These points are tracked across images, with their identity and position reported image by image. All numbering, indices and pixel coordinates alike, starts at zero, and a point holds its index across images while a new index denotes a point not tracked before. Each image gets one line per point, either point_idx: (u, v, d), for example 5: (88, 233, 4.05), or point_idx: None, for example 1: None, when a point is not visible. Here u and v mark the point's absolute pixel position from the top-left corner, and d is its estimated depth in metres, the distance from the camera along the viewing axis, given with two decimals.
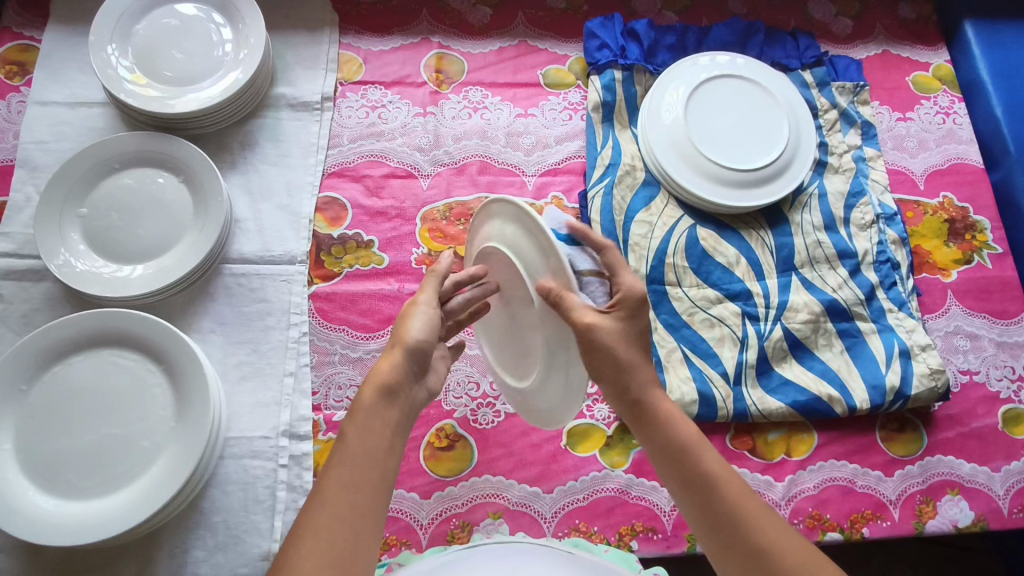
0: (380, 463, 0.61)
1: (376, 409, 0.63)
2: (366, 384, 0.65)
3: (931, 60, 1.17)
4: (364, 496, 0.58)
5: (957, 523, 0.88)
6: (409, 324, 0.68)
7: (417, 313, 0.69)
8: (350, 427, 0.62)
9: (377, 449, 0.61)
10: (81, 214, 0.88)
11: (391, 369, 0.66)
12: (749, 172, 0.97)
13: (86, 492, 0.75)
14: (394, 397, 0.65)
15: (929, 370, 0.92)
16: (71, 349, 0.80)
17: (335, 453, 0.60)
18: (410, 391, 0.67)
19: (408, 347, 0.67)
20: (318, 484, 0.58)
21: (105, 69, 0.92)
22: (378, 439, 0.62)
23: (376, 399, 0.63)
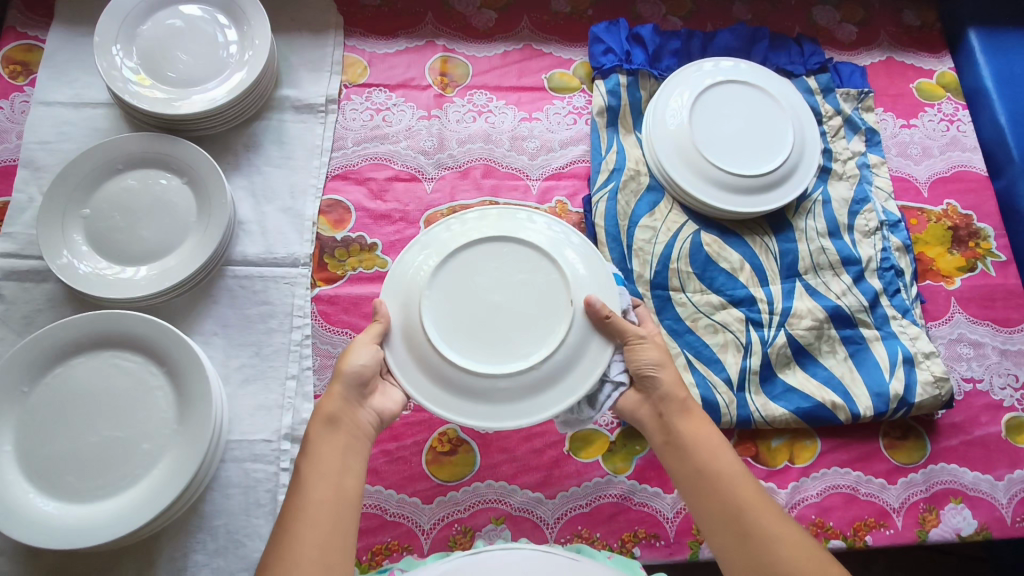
0: (336, 483, 0.65)
1: (324, 439, 0.68)
2: (312, 419, 0.70)
3: (935, 67, 1.17)
4: (326, 515, 0.62)
5: (960, 532, 0.87)
6: (349, 357, 0.73)
7: (359, 349, 0.73)
8: (304, 459, 0.67)
9: (331, 472, 0.66)
10: (84, 215, 0.88)
11: (333, 400, 0.70)
12: (754, 178, 0.96)
13: (87, 495, 0.75)
14: (339, 424, 0.69)
15: (933, 378, 0.92)
16: (72, 351, 0.80)
17: (293, 484, 0.65)
18: (357, 415, 0.71)
19: (341, 379, 0.71)
20: (285, 512, 0.63)
21: (110, 69, 0.92)
22: (330, 462, 0.66)
23: (321, 429, 0.69)
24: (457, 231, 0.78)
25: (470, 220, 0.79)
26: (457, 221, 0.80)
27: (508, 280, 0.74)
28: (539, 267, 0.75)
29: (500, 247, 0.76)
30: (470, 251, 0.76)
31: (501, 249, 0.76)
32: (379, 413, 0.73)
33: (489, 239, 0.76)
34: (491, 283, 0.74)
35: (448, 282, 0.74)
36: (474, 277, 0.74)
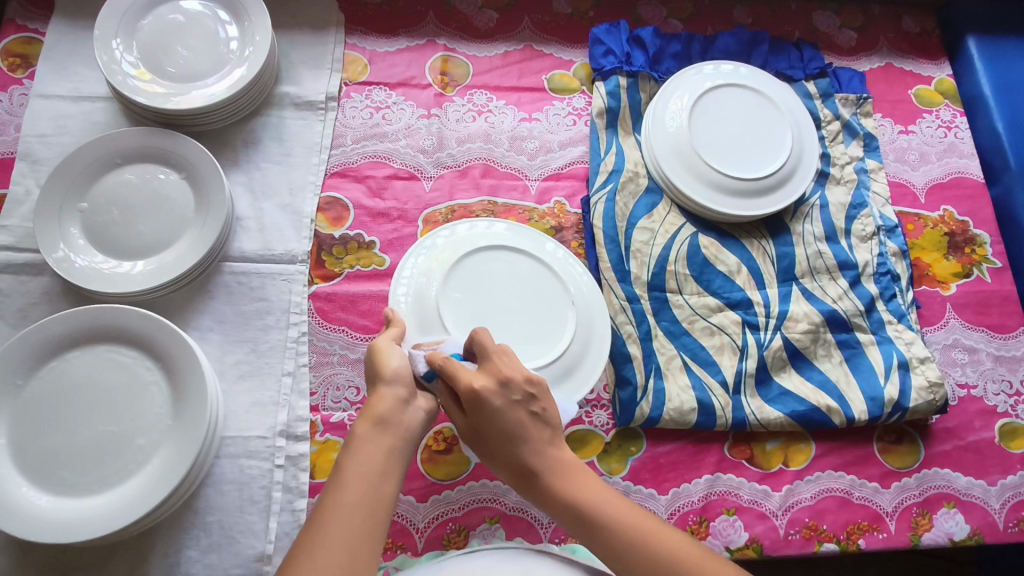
0: (374, 488, 0.60)
1: (369, 437, 0.63)
2: (361, 416, 0.65)
3: (933, 74, 1.18)
4: (358, 519, 0.58)
5: (952, 536, 0.88)
6: (384, 357, 0.68)
7: (388, 350, 0.69)
8: (345, 456, 0.62)
9: (371, 474, 0.61)
10: (81, 209, 0.88)
11: (382, 399, 0.65)
12: (751, 182, 0.97)
13: (81, 489, 0.74)
14: (388, 425, 0.64)
15: (928, 383, 0.92)
16: (68, 345, 0.80)
17: (333, 482, 0.60)
18: (406, 416, 0.66)
19: (388, 379, 0.67)
20: (318, 507, 0.59)
21: (109, 63, 0.92)
22: (373, 464, 0.61)
23: (368, 427, 0.63)
24: (447, 248, 0.87)
25: (458, 236, 0.88)
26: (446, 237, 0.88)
27: (510, 286, 0.86)
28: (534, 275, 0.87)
29: (495, 261, 0.86)
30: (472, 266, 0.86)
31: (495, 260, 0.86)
32: (427, 407, 0.68)
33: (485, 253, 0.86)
34: (497, 291, 0.85)
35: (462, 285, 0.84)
36: (484, 283, 0.85)
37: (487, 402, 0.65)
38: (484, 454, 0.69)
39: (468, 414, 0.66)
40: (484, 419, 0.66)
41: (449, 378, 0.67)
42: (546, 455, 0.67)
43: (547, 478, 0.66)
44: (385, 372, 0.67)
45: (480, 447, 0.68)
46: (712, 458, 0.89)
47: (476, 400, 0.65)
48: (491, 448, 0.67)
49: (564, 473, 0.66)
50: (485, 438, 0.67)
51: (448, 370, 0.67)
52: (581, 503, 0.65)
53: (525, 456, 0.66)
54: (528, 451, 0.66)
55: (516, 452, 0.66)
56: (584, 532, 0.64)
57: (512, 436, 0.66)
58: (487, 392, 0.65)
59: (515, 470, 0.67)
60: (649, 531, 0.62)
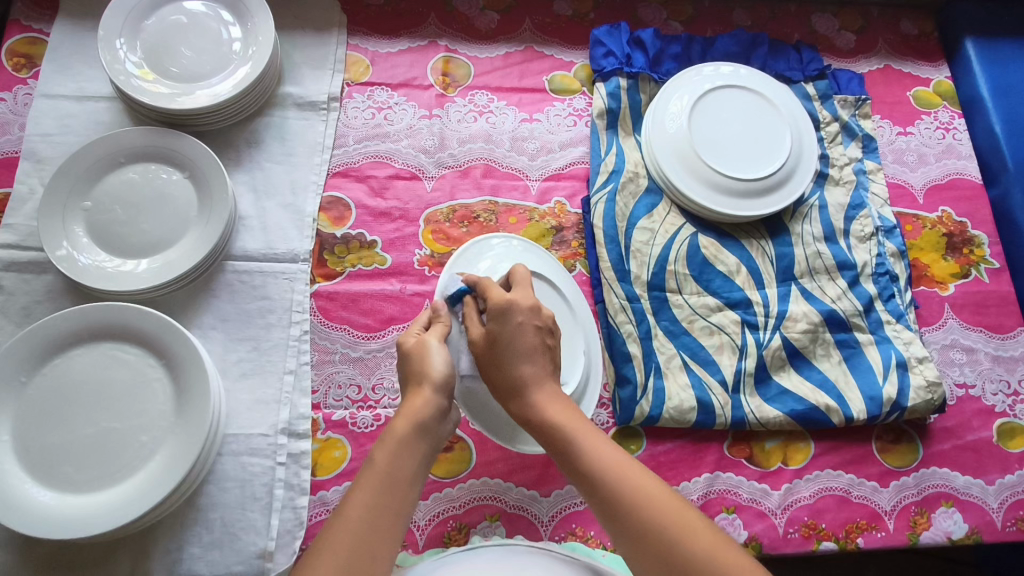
0: (403, 493, 0.63)
1: (409, 442, 0.65)
2: (398, 416, 0.67)
3: (932, 76, 1.19)
4: (386, 522, 0.60)
5: (951, 535, 0.88)
6: (433, 361, 0.69)
7: (434, 349, 0.70)
8: (380, 454, 0.64)
9: (404, 479, 0.63)
10: (85, 207, 0.88)
11: (425, 405, 0.67)
12: (751, 182, 0.98)
13: (84, 486, 0.75)
14: (425, 432, 0.66)
15: (926, 383, 0.93)
16: (71, 342, 0.80)
17: (364, 477, 0.62)
18: (441, 427, 0.69)
19: (436, 383, 0.68)
20: (347, 501, 0.61)
21: (113, 63, 0.93)
22: (406, 470, 0.64)
23: (409, 431, 0.65)
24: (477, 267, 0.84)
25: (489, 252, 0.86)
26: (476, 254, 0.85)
27: None
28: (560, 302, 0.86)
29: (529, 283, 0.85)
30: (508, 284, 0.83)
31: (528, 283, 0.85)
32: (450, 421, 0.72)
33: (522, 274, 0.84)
34: None
35: None
36: None
37: (512, 311, 0.70)
38: (484, 365, 0.72)
39: (490, 320, 0.70)
40: (504, 329, 0.70)
41: (482, 292, 0.73)
42: (540, 379, 0.71)
43: (534, 397, 0.70)
44: (433, 378, 0.68)
45: (485, 356, 0.71)
46: (712, 456, 0.90)
47: (503, 307, 0.70)
48: (494, 356, 0.70)
49: (545, 396, 0.70)
50: (494, 347, 0.70)
51: (484, 286, 0.74)
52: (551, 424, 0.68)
53: (521, 371, 0.70)
54: (526, 371, 0.70)
55: (515, 365, 0.70)
56: (556, 453, 0.68)
57: (519, 347, 0.70)
58: (518, 306, 0.71)
59: (506, 382, 0.70)
60: (616, 466, 0.64)
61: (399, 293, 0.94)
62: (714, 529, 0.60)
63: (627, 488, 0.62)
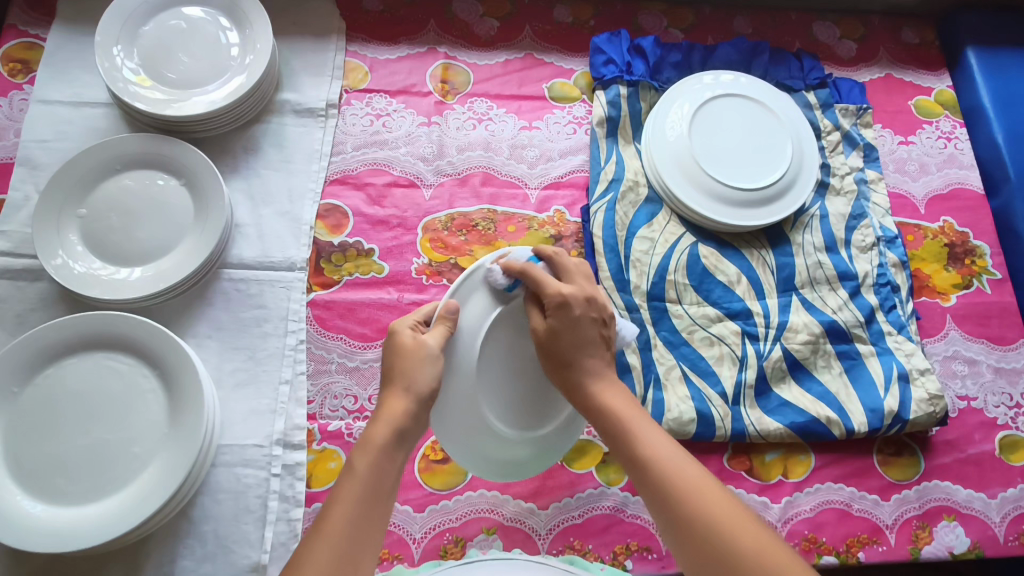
0: (380, 502, 0.61)
1: (389, 451, 0.63)
2: (374, 421, 0.65)
3: (933, 85, 1.18)
4: (365, 534, 0.59)
5: (953, 550, 0.87)
6: (419, 372, 0.66)
7: (429, 359, 0.67)
8: (360, 461, 0.62)
9: (382, 489, 0.62)
10: (80, 214, 0.87)
11: (406, 414, 0.65)
12: (751, 191, 0.97)
13: (75, 498, 0.74)
14: (403, 440, 0.65)
15: (928, 395, 0.92)
16: (64, 351, 0.79)
17: (343, 487, 0.61)
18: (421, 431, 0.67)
19: (421, 395, 0.66)
20: (327, 511, 0.59)
21: (111, 69, 0.92)
22: (385, 479, 0.63)
23: (388, 437, 0.63)
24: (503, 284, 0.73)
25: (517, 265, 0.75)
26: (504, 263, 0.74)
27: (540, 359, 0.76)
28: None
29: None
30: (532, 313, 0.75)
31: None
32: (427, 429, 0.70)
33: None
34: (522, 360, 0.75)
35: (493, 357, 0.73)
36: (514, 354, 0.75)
37: (569, 306, 0.69)
38: (545, 359, 0.72)
39: (551, 317, 0.69)
40: (563, 324, 0.69)
41: (535, 284, 0.70)
42: (600, 371, 0.71)
43: (591, 384, 0.70)
44: (417, 389, 0.66)
45: (548, 351, 0.70)
46: (711, 469, 0.89)
47: (562, 303, 0.69)
48: (555, 349, 0.70)
49: (606, 384, 0.71)
50: (556, 341, 0.69)
51: (533, 275, 0.70)
52: (608, 408, 0.69)
53: (585, 363, 0.70)
54: (589, 360, 0.71)
55: (578, 358, 0.70)
56: (610, 437, 0.68)
57: (577, 343, 0.70)
58: (574, 299, 0.70)
59: (563, 377, 0.71)
60: (668, 453, 0.64)
61: (396, 302, 0.93)
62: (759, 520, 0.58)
63: (676, 474, 0.62)
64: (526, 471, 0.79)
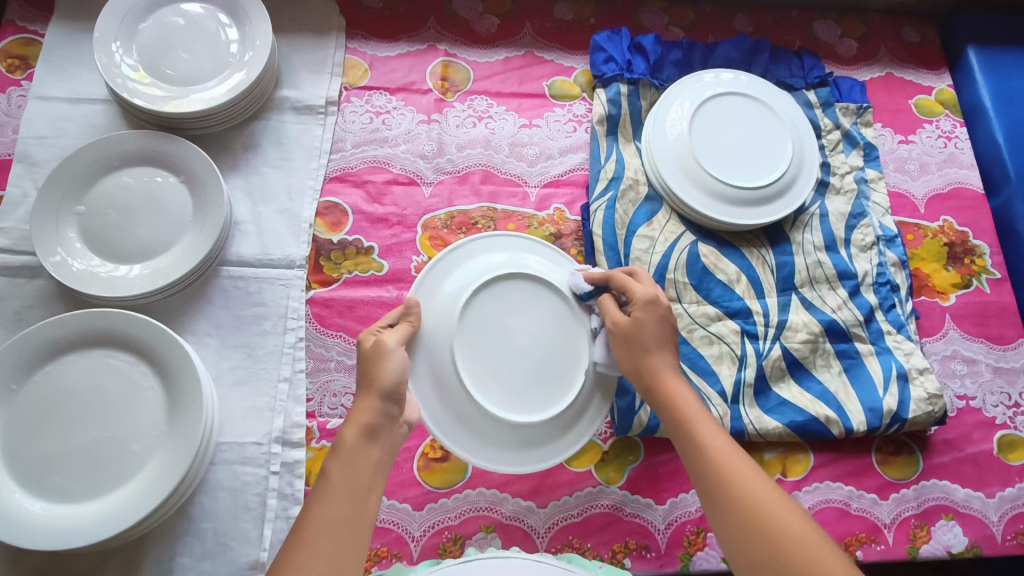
0: (360, 501, 0.61)
1: (358, 449, 0.64)
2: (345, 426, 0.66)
3: (934, 84, 1.18)
4: (344, 533, 0.59)
5: (951, 549, 0.87)
6: (382, 369, 0.67)
7: (392, 353, 0.68)
8: (333, 464, 0.63)
9: (359, 487, 0.62)
10: (78, 211, 0.87)
11: (373, 411, 0.66)
12: (752, 190, 0.97)
13: (74, 496, 0.74)
14: (375, 436, 0.65)
15: (927, 395, 0.92)
16: (62, 349, 0.79)
17: (319, 491, 0.61)
18: (395, 429, 0.67)
19: (383, 391, 0.66)
20: (304, 516, 0.59)
21: (109, 65, 0.91)
22: (359, 477, 0.62)
23: (356, 437, 0.64)
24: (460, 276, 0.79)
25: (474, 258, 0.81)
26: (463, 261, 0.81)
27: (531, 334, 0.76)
28: (556, 306, 0.77)
29: (519, 290, 0.77)
30: (492, 295, 0.77)
31: (514, 292, 0.77)
32: (409, 425, 0.70)
33: (503, 281, 0.77)
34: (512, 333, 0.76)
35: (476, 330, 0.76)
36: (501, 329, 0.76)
37: (657, 303, 0.72)
38: (618, 345, 0.72)
39: (635, 310, 0.72)
40: (648, 317, 0.71)
41: (622, 283, 0.74)
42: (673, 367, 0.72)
43: (663, 375, 0.70)
44: (378, 387, 0.67)
45: (625, 335, 0.72)
46: None
47: (650, 299, 0.72)
48: (634, 337, 0.71)
49: (676, 378, 0.71)
50: (637, 332, 0.71)
51: (622, 278, 0.75)
52: (672, 399, 0.69)
53: (656, 357, 0.71)
54: (659, 357, 0.71)
55: (654, 347, 0.71)
56: (672, 425, 0.69)
57: (657, 336, 0.71)
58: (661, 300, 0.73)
59: (638, 358, 0.71)
60: (726, 447, 0.64)
61: (395, 301, 0.93)
62: (821, 532, 0.57)
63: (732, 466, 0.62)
64: (537, 460, 0.77)
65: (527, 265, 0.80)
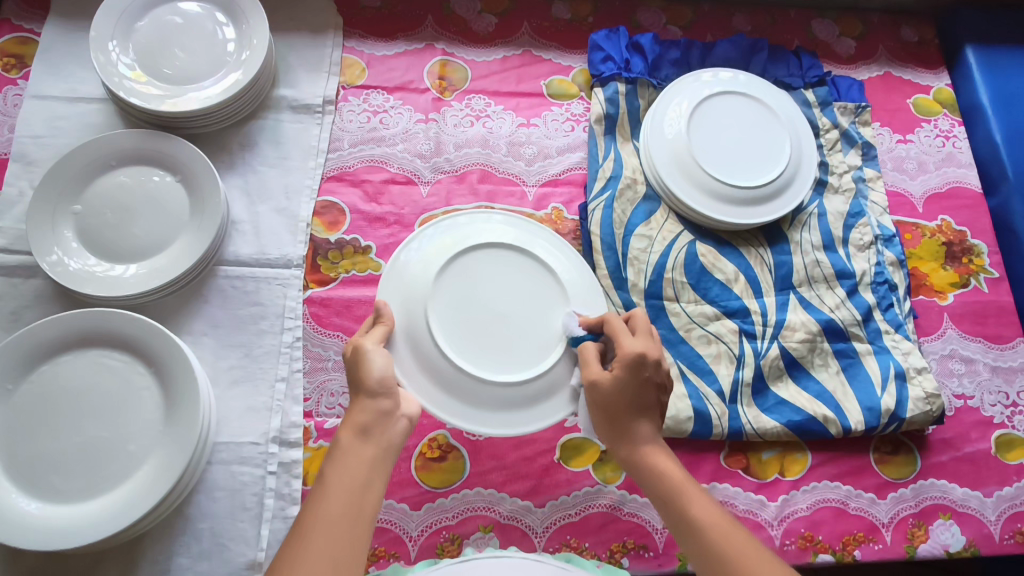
0: (358, 499, 0.61)
1: (352, 449, 0.64)
2: (341, 428, 0.67)
3: (932, 83, 1.18)
4: (341, 531, 0.58)
5: (949, 548, 0.87)
6: (366, 370, 0.68)
7: (372, 353, 0.69)
8: (329, 466, 0.63)
9: (355, 485, 0.62)
10: (74, 211, 0.87)
11: (365, 411, 0.66)
12: (750, 189, 0.97)
13: (70, 496, 0.73)
14: (369, 435, 0.65)
15: (925, 394, 0.92)
16: (59, 349, 0.79)
17: (315, 492, 0.61)
18: (390, 427, 0.67)
19: (371, 392, 0.67)
20: (302, 517, 0.59)
21: (106, 64, 0.91)
22: (354, 475, 0.62)
23: (350, 439, 0.65)
24: (415, 262, 0.80)
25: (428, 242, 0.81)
26: (415, 246, 0.81)
27: (511, 301, 0.77)
28: (513, 260, 0.79)
29: (475, 257, 0.78)
30: (459, 265, 0.78)
31: (470, 261, 0.78)
32: (409, 418, 0.68)
33: (456, 254, 0.78)
34: (493, 296, 0.77)
35: (458, 283, 0.77)
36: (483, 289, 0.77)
37: (642, 364, 0.69)
38: (597, 413, 0.71)
39: (614, 377, 0.69)
40: (628, 381, 0.69)
41: (612, 335, 0.71)
42: (655, 436, 0.72)
43: (648, 448, 0.71)
44: (365, 387, 0.67)
45: (604, 403, 0.70)
46: (708, 467, 0.89)
47: (636, 358, 0.68)
48: (612, 405, 0.70)
49: (662, 451, 0.71)
50: (619, 398, 0.69)
51: (614, 329, 0.71)
52: (660, 474, 0.69)
53: (639, 426, 0.71)
54: (643, 425, 0.71)
55: (634, 417, 0.70)
56: (662, 503, 0.69)
57: (636, 404, 0.70)
58: (648, 360, 0.69)
59: (621, 428, 0.71)
60: (717, 521, 0.64)
61: None
62: None
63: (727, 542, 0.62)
64: (546, 419, 0.76)
65: (476, 234, 0.81)
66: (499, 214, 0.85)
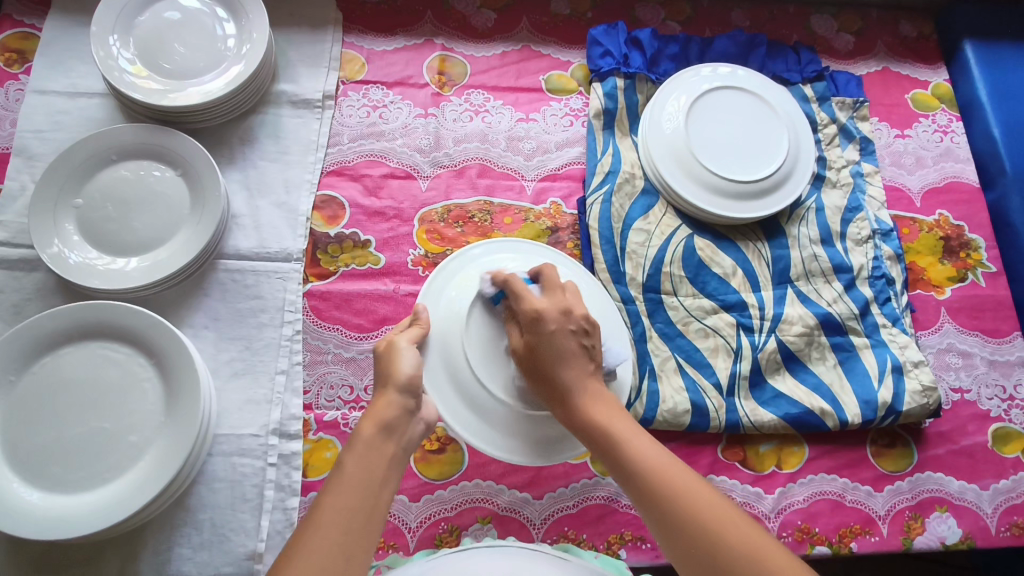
0: (373, 494, 0.62)
1: (373, 442, 0.65)
2: (364, 418, 0.67)
3: (931, 78, 1.18)
4: (356, 523, 0.59)
5: (945, 540, 0.88)
6: (399, 364, 0.70)
7: (404, 354, 0.72)
8: (347, 458, 0.63)
9: (373, 482, 0.62)
10: (76, 205, 0.87)
11: (390, 407, 0.67)
12: (748, 183, 0.97)
13: (73, 486, 0.74)
14: (390, 431, 0.66)
15: (922, 387, 0.92)
16: (62, 341, 0.80)
17: (332, 482, 0.61)
18: (408, 426, 0.68)
19: (401, 385, 0.69)
20: (315, 508, 0.59)
21: (106, 59, 0.92)
22: (374, 468, 0.63)
23: (373, 431, 0.65)
24: (454, 280, 0.84)
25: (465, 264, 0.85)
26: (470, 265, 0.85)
27: None
28: None
29: None
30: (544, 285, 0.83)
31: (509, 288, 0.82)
32: (426, 424, 0.71)
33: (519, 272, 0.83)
34: None
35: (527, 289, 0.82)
36: None
37: (542, 321, 0.72)
38: (525, 372, 0.75)
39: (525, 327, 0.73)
40: (540, 339, 0.72)
41: (514, 294, 0.75)
42: (584, 382, 0.72)
43: (580, 400, 0.71)
44: (396, 381, 0.69)
45: (525, 365, 0.74)
46: (705, 459, 0.89)
47: (534, 317, 0.73)
48: (535, 359, 0.72)
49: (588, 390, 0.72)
50: (533, 356, 0.72)
51: (512, 283, 0.76)
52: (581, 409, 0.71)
53: (564, 376, 0.72)
54: (568, 374, 0.72)
55: (556, 370, 0.72)
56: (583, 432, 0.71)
57: (557, 354, 0.72)
58: (547, 317, 0.72)
59: (550, 389, 0.72)
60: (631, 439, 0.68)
61: (391, 293, 0.93)
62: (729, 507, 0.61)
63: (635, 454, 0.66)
64: (579, 445, 0.79)
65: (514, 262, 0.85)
66: (542, 245, 0.89)
